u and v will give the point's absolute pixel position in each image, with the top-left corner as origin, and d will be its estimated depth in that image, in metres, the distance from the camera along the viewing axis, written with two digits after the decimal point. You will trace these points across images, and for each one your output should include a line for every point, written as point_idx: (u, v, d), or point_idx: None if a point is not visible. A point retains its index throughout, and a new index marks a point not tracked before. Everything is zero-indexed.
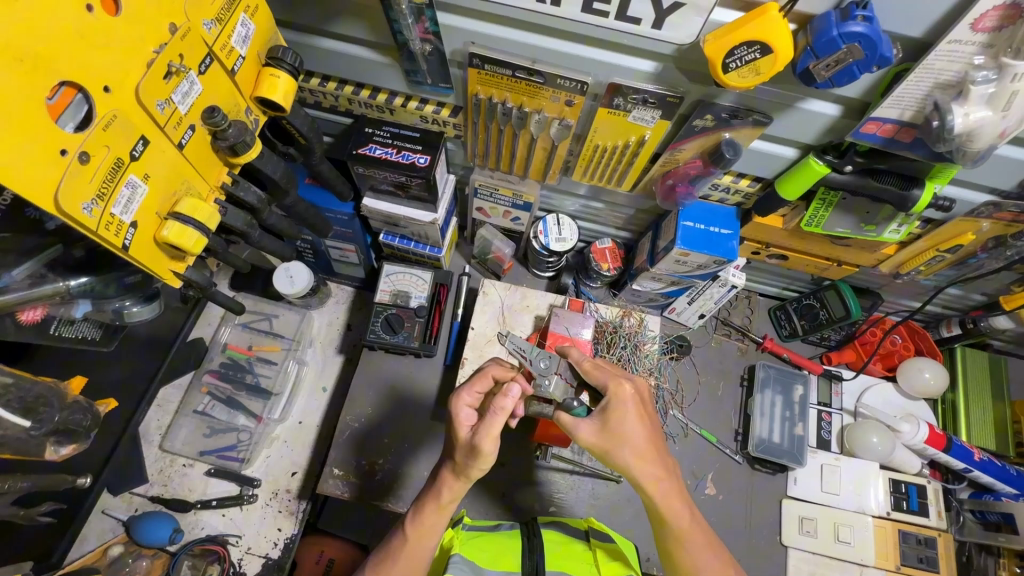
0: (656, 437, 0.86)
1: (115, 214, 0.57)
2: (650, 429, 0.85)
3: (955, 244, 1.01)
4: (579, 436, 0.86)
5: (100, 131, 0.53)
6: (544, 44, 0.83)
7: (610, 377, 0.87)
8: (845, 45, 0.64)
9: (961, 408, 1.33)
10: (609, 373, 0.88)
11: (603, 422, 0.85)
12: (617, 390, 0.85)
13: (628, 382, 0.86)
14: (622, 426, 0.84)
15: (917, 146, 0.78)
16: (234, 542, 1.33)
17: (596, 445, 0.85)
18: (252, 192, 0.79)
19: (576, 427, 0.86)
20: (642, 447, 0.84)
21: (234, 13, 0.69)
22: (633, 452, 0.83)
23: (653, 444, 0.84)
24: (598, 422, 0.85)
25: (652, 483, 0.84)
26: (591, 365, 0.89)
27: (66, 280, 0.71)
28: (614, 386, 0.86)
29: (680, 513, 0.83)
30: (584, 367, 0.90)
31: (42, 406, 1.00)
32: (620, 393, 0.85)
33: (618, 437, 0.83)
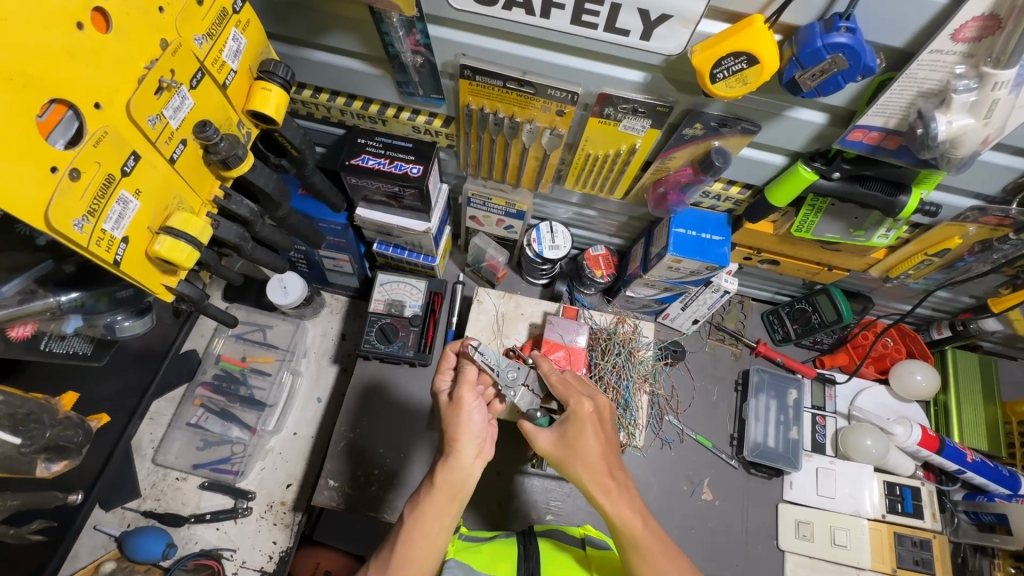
0: (609, 453, 0.88)
1: (106, 229, 0.57)
2: (604, 446, 0.88)
3: (943, 248, 1.01)
4: (536, 442, 0.91)
5: (91, 147, 0.53)
6: (535, 57, 0.84)
7: (571, 393, 0.92)
8: (830, 55, 0.65)
9: (952, 410, 1.34)
10: (569, 390, 0.93)
11: (560, 432, 0.89)
12: (575, 405, 0.90)
13: (589, 401, 0.91)
14: (577, 438, 0.88)
15: (902, 153, 0.80)
16: (229, 556, 1.32)
17: (552, 455, 0.89)
18: (245, 205, 0.78)
19: (536, 435, 0.92)
20: (594, 460, 0.86)
21: (225, 27, 0.69)
22: (586, 463, 0.86)
23: (604, 457, 0.87)
24: (555, 431, 0.90)
25: (603, 492, 0.85)
26: (555, 380, 0.96)
27: (57, 296, 0.70)
28: (572, 401, 0.91)
29: (634, 524, 0.81)
30: (551, 382, 0.96)
31: (32, 423, 0.99)
32: (577, 408, 0.90)
33: (571, 447, 0.87)
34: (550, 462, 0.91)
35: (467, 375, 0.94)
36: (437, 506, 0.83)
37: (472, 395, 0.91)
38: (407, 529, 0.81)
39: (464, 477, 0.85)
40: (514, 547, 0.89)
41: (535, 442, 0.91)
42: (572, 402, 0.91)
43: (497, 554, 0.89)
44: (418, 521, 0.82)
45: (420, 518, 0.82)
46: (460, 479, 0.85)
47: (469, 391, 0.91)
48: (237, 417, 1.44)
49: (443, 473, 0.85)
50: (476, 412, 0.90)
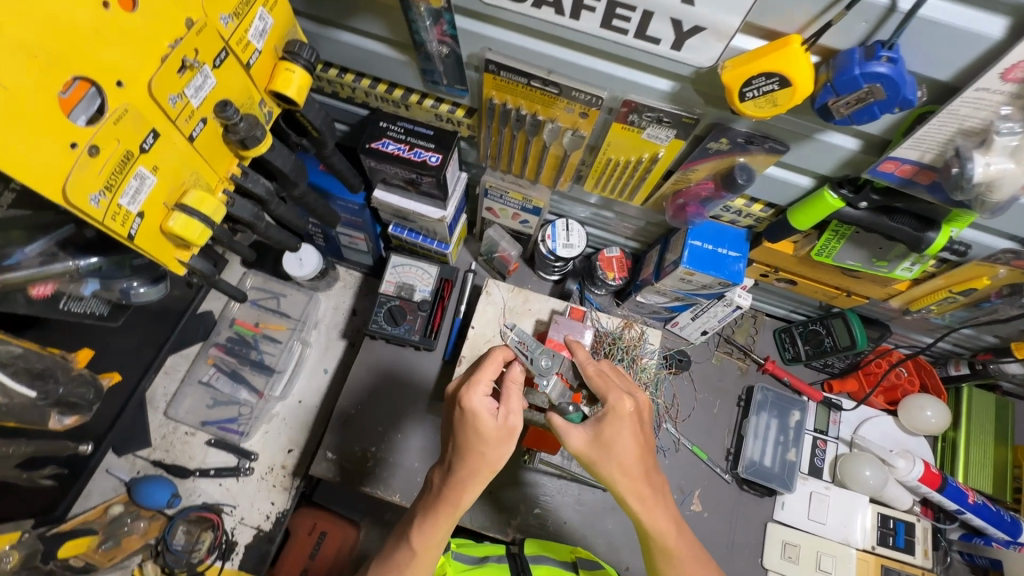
0: (645, 456, 0.88)
1: (122, 205, 0.58)
2: (641, 448, 0.88)
3: (970, 287, 0.97)
4: (569, 440, 0.89)
5: (111, 124, 0.54)
6: (561, 57, 0.82)
7: (610, 388, 0.90)
8: (867, 84, 0.62)
9: (960, 449, 1.31)
10: (607, 384, 0.91)
11: (596, 432, 0.88)
12: (614, 403, 0.88)
13: (629, 400, 0.89)
14: (615, 440, 0.87)
15: (935, 190, 0.76)
16: (229, 511, 1.39)
17: (584, 453, 0.88)
18: (260, 184, 0.79)
19: (567, 431, 0.89)
20: (632, 464, 0.87)
21: (253, 7, 0.69)
22: (623, 467, 0.87)
23: (641, 462, 0.87)
24: (590, 430, 0.88)
25: (638, 500, 0.88)
26: (592, 371, 0.94)
27: (77, 260, 0.71)
28: (610, 398, 0.88)
29: (667, 532, 0.88)
30: (588, 372, 0.94)
31: (48, 378, 1.03)
32: (616, 407, 0.88)
33: (607, 449, 0.87)
34: (581, 459, 0.90)
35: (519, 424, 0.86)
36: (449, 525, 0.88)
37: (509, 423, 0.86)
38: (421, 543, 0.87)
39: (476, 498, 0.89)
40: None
41: (568, 439, 0.89)
42: (610, 398, 0.89)
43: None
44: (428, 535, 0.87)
45: (431, 537, 0.87)
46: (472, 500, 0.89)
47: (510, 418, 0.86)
48: (247, 379, 1.49)
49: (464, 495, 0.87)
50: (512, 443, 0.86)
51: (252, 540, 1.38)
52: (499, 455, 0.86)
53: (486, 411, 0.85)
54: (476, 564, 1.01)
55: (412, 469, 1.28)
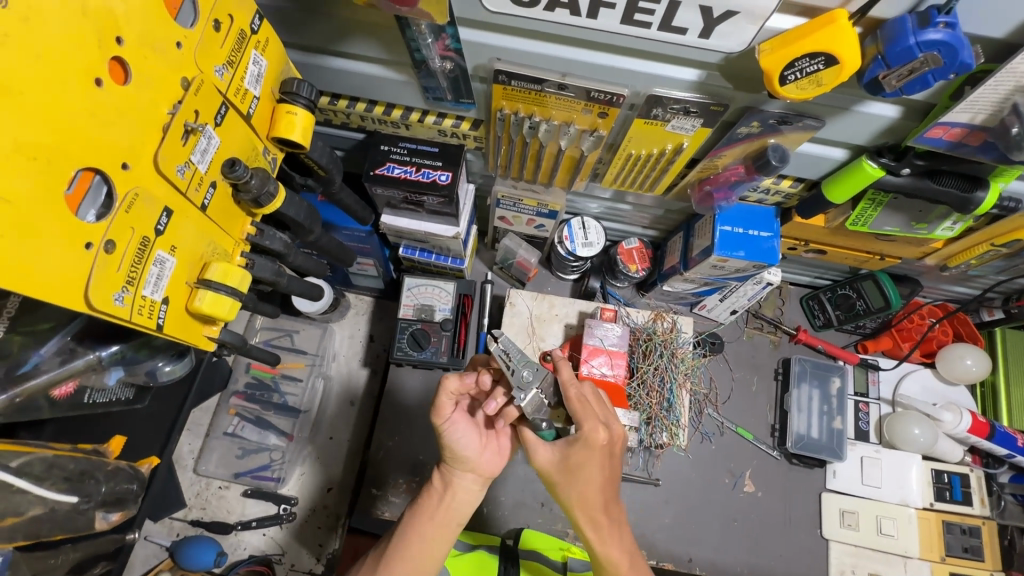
0: (607, 488, 0.86)
1: (147, 296, 0.53)
2: (605, 479, 0.86)
3: (1012, 238, 0.95)
4: (536, 455, 0.88)
5: (123, 212, 0.49)
6: (576, 58, 0.77)
7: (586, 416, 0.84)
8: (923, 53, 0.58)
9: (1002, 393, 1.31)
10: (586, 411, 0.85)
11: (563, 456, 0.86)
12: (588, 432, 0.83)
13: (604, 430, 0.84)
14: (580, 467, 0.84)
15: (986, 150, 0.73)
16: (278, 560, 1.36)
17: (550, 472, 0.87)
18: (278, 239, 0.74)
19: (537, 447, 0.88)
20: (594, 493, 0.85)
21: (245, 51, 0.63)
22: (580, 492, 0.85)
23: (603, 494, 0.85)
24: (554, 452, 0.87)
25: (592, 526, 0.86)
26: (574, 395, 0.87)
27: (97, 350, 0.66)
28: (582, 424, 0.84)
29: (619, 567, 0.84)
30: (568, 396, 0.87)
31: (88, 479, 0.97)
32: (588, 435, 0.83)
33: (571, 475, 0.85)
34: (546, 477, 0.89)
35: (442, 403, 0.90)
36: (438, 516, 0.89)
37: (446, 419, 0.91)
38: (403, 534, 0.87)
39: (457, 491, 0.92)
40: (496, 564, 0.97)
41: (533, 455, 0.89)
42: (582, 425, 0.84)
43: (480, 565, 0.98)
44: (411, 535, 0.87)
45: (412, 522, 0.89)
46: (453, 488, 0.93)
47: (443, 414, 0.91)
48: (272, 424, 1.45)
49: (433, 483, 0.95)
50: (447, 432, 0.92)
51: None
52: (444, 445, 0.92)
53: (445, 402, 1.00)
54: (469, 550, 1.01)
55: None
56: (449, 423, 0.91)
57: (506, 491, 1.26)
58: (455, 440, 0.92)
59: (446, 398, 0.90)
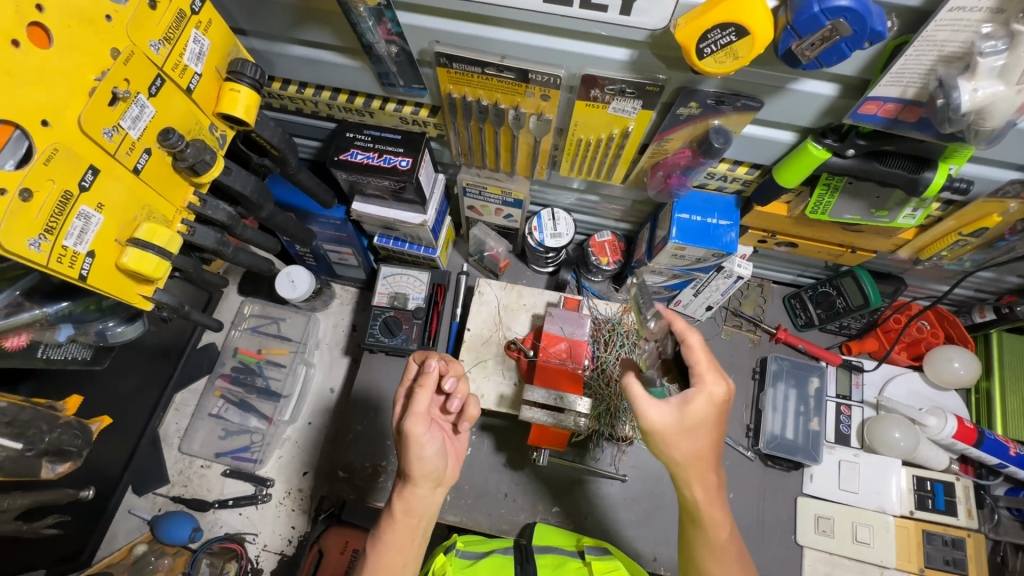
0: (717, 445, 0.84)
1: (68, 246, 0.57)
2: (718, 435, 0.84)
3: (981, 227, 0.91)
4: (644, 414, 0.80)
5: (41, 165, 0.53)
6: (512, 39, 0.79)
7: (710, 369, 0.82)
8: (830, 20, 0.58)
9: (996, 399, 1.24)
10: (707, 365, 0.83)
11: (682, 410, 0.80)
12: (711, 386, 0.81)
13: (724, 386, 0.82)
14: (702, 421, 0.80)
15: (923, 126, 0.71)
16: (251, 539, 1.39)
17: (658, 430, 0.80)
18: (221, 210, 0.78)
19: (645, 406, 0.80)
20: (704, 450, 0.82)
21: (184, 29, 0.67)
22: (694, 449, 0.82)
23: (714, 452, 0.83)
24: (671, 410, 0.80)
25: (703, 488, 0.85)
26: (697, 346, 0.84)
27: (44, 306, 0.71)
28: (704, 381, 0.81)
29: (720, 524, 0.86)
30: (692, 347, 0.83)
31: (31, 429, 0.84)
32: (711, 391, 0.80)
33: (693, 430, 0.80)
34: (650, 435, 0.82)
35: (416, 408, 0.86)
36: (403, 540, 0.88)
37: (422, 428, 0.85)
38: (371, 563, 0.86)
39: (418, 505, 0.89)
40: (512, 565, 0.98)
41: (642, 414, 0.80)
42: (709, 384, 0.81)
43: (499, 569, 0.97)
44: (384, 554, 0.87)
45: (383, 553, 0.86)
46: (416, 505, 0.89)
47: (420, 423, 0.86)
48: (255, 408, 1.49)
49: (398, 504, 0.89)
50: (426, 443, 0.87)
51: (278, 565, 1.38)
52: (420, 461, 0.86)
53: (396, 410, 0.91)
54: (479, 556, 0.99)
55: None
56: (424, 433, 0.86)
57: (471, 480, 1.26)
58: (428, 453, 0.87)
59: (419, 403, 0.86)
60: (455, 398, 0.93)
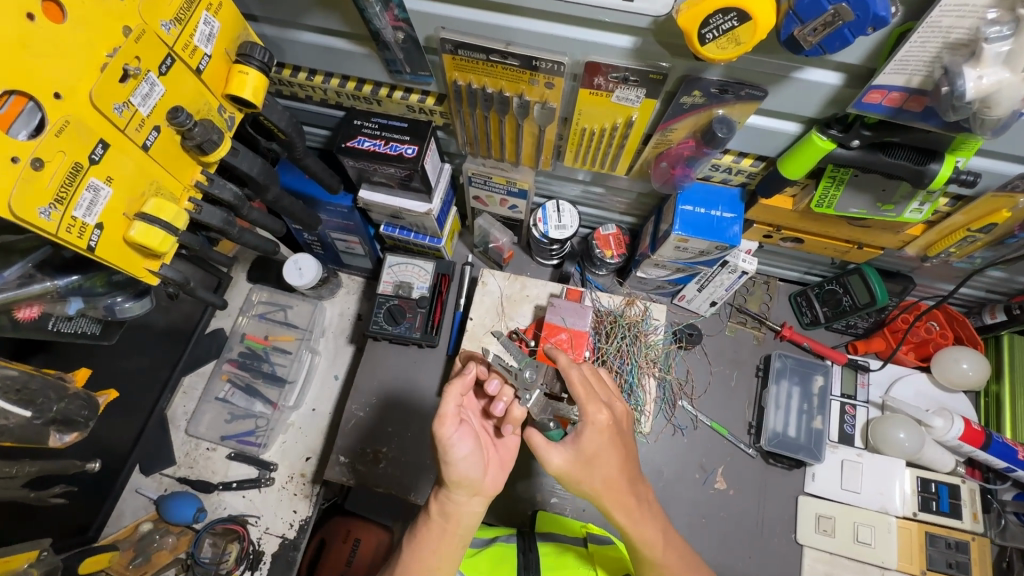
0: (627, 467, 0.88)
1: (76, 216, 0.59)
2: (624, 459, 0.87)
3: (990, 222, 0.90)
4: (549, 460, 0.86)
5: (52, 136, 0.55)
6: (516, 26, 0.80)
7: (590, 400, 0.85)
8: (831, 5, 0.58)
9: (1005, 402, 1.22)
10: (589, 394, 0.86)
11: (577, 450, 0.86)
12: (593, 415, 0.85)
13: (606, 411, 0.86)
14: (597, 454, 0.85)
15: (929, 116, 0.70)
16: (254, 522, 1.41)
17: (566, 472, 0.86)
18: (228, 190, 0.79)
19: (549, 453, 0.86)
20: (615, 478, 0.87)
21: (195, 11, 0.69)
22: (605, 481, 0.86)
23: (624, 475, 0.87)
24: (569, 448, 0.86)
25: (624, 513, 0.88)
26: (576, 380, 0.86)
27: (55, 279, 0.73)
28: (586, 411, 0.85)
29: (654, 545, 0.89)
30: (571, 381, 0.86)
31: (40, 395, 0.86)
32: (594, 419, 0.85)
33: (589, 466, 0.85)
34: (561, 476, 0.88)
35: (444, 410, 0.83)
36: (443, 541, 0.87)
37: (450, 430, 0.83)
38: (405, 559, 0.88)
39: (460, 514, 0.87)
40: (514, 556, 0.99)
41: (547, 460, 0.86)
42: (594, 416, 0.85)
43: (499, 559, 0.99)
44: (416, 557, 0.87)
45: (418, 551, 0.87)
46: (456, 512, 0.88)
47: (448, 425, 0.83)
48: (261, 392, 1.51)
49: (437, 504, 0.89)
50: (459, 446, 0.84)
51: (279, 548, 1.39)
52: (451, 465, 0.84)
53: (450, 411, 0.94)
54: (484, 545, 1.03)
55: (424, 467, 1.27)
56: (453, 434, 0.84)
57: None
58: (458, 455, 0.84)
59: (447, 404, 0.84)
60: (497, 403, 0.87)
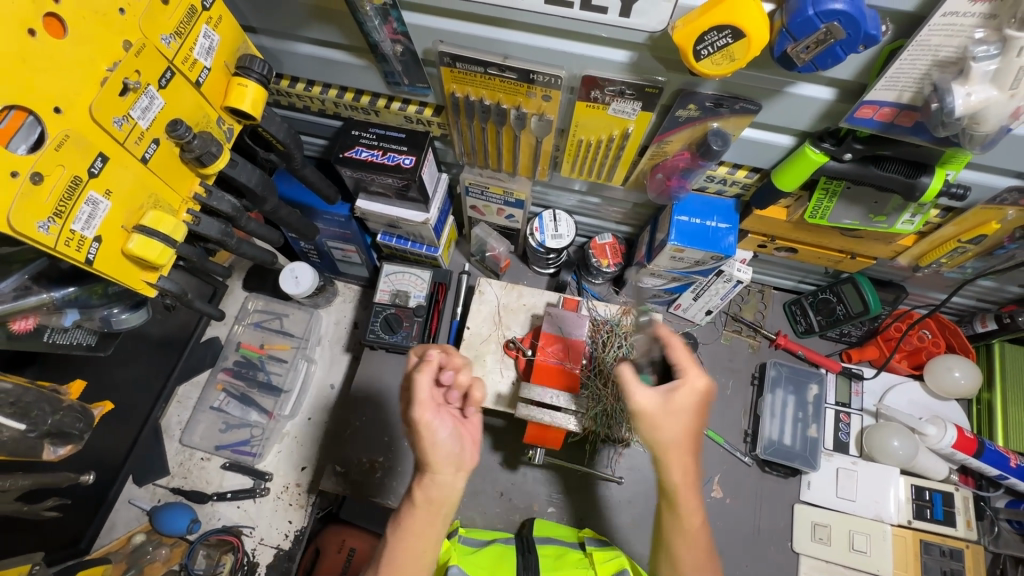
0: (699, 438, 0.88)
1: (75, 230, 0.59)
2: (692, 430, 0.86)
3: (979, 233, 0.91)
4: (633, 396, 0.86)
5: (52, 150, 0.55)
6: (514, 40, 0.81)
7: (692, 365, 0.87)
8: (824, 24, 0.59)
9: (997, 410, 1.23)
10: (690, 360, 0.88)
11: (665, 398, 0.85)
12: (694, 378, 0.85)
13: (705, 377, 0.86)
14: (681, 410, 0.85)
15: (919, 131, 0.71)
16: (248, 533, 1.39)
17: (642, 411, 0.85)
18: (226, 202, 0.79)
19: (634, 390, 0.86)
20: (677, 442, 0.85)
21: (195, 24, 0.69)
22: (665, 438, 0.85)
23: (693, 442, 0.86)
24: (660, 395, 0.85)
25: (681, 477, 0.86)
26: (678, 344, 0.90)
27: (51, 291, 0.73)
28: (687, 372, 0.86)
29: (694, 516, 0.87)
30: (676, 351, 0.89)
31: (35, 408, 0.85)
32: (691, 382, 0.85)
33: (665, 414, 0.85)
34: (634, 417, 0.86)
35: (420, 395, 0.85)
36: (427, 529, 0.85)
37: (429, 415, 0.85)
38: (390, 552, 0.84)
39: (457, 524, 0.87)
40: (513, 556, 0.99)
41: (631, 396, 0.85)
42: (688, 376, 0.86)
43: (498, 560, 0.99)
44: (400, 546, 0.84)
45: (404, 542, 0.84)
46: (440, 495, 0.86)
47: (426, 410, 0.84)
48: (256, 402, 1.50)
49: (420, 492, 0.86)
50: (438, 427, 0.85)
51: (274, 559, 1.37)
52: (433, 448, 0.84)
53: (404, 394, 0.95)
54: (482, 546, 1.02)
55: None
56: (434, 418, 0.85)
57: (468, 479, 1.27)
58: (439, 437, 0.85)
59: (421, 390, 0.85)
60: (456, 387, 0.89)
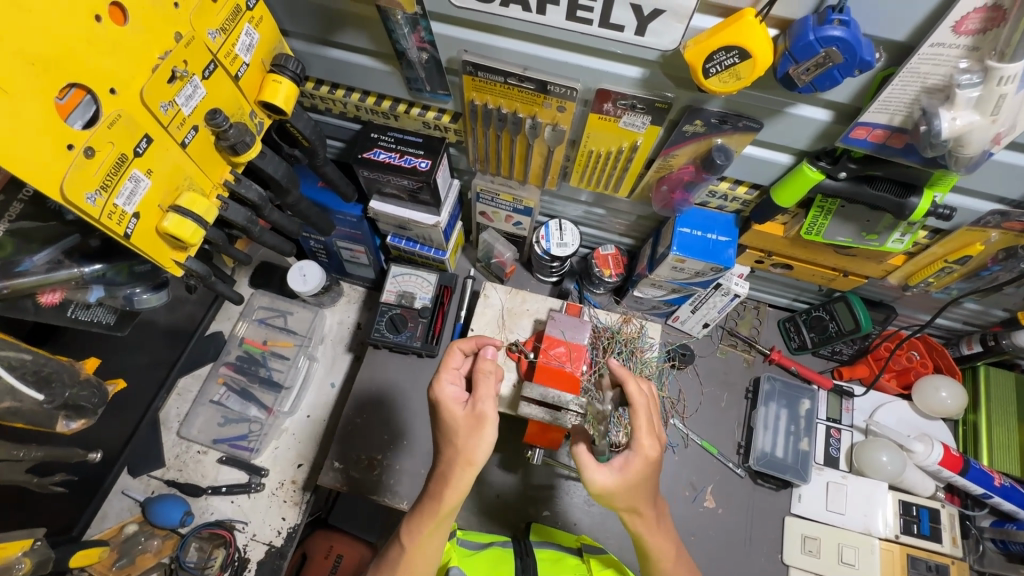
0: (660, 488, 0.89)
1: (118, 204, 0.62)
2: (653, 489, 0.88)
3: (965, 253, 0.97)
4: (593, 479, 0.85)
5: (105, 127, 0.59)
6: (533, 53, 0.87)
7: (647, 433, 0.86)
8: (823, 48, 0.65)
9: (982, 432, 1.27)
10: (647, 428, 0.87)
11: (620, 475, 0.84)
12: (646, 447, 0.85)
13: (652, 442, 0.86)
14: (639, 479, 0.85)
15: (909, 152, 0.77)
16: (240, 528, 1.39)
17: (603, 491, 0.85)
18: (254, 190, 0.83)
19: (593, 473, 0.85)
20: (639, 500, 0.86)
21: (238, 23, 0.74)
22: (630, 501, 0.86)
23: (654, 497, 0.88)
24: (616, 474, 0.85)
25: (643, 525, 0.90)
26: (641, 407, 0.88)
27: (81, 266, 0.76)
28: (639, 446, 0.85)
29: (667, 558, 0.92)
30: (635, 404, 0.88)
31: (56, 377, 0.88)
32: (644, 452, 0.85)
33: (624, 490, 0.85)
34: (598, 495, 0.87)
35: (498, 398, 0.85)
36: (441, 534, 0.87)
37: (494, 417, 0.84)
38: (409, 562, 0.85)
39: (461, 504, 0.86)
40: (512, 560, 1.00)
41: (590, 478, 0.85)
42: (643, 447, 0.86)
43: (497, 562, 1.00)
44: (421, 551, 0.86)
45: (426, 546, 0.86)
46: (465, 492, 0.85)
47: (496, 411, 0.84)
48: (256, 397, 1.51)
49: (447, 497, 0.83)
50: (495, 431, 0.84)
51: (265, 556, 1.37)
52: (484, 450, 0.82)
53: (453, 399, 0.85)
54: (480, 549, 1.03)
55: (418, 474, 1.28)
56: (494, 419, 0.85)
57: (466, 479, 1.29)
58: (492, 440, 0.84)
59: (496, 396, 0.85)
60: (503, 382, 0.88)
